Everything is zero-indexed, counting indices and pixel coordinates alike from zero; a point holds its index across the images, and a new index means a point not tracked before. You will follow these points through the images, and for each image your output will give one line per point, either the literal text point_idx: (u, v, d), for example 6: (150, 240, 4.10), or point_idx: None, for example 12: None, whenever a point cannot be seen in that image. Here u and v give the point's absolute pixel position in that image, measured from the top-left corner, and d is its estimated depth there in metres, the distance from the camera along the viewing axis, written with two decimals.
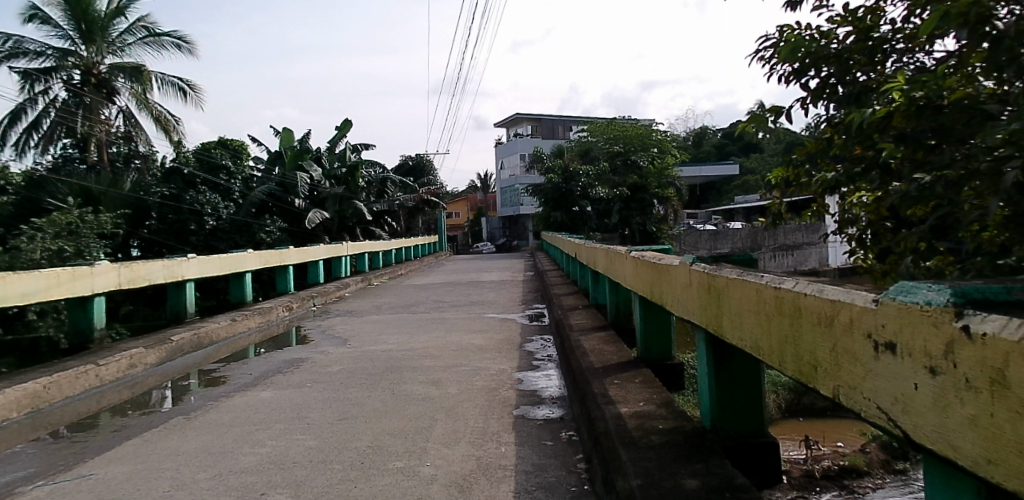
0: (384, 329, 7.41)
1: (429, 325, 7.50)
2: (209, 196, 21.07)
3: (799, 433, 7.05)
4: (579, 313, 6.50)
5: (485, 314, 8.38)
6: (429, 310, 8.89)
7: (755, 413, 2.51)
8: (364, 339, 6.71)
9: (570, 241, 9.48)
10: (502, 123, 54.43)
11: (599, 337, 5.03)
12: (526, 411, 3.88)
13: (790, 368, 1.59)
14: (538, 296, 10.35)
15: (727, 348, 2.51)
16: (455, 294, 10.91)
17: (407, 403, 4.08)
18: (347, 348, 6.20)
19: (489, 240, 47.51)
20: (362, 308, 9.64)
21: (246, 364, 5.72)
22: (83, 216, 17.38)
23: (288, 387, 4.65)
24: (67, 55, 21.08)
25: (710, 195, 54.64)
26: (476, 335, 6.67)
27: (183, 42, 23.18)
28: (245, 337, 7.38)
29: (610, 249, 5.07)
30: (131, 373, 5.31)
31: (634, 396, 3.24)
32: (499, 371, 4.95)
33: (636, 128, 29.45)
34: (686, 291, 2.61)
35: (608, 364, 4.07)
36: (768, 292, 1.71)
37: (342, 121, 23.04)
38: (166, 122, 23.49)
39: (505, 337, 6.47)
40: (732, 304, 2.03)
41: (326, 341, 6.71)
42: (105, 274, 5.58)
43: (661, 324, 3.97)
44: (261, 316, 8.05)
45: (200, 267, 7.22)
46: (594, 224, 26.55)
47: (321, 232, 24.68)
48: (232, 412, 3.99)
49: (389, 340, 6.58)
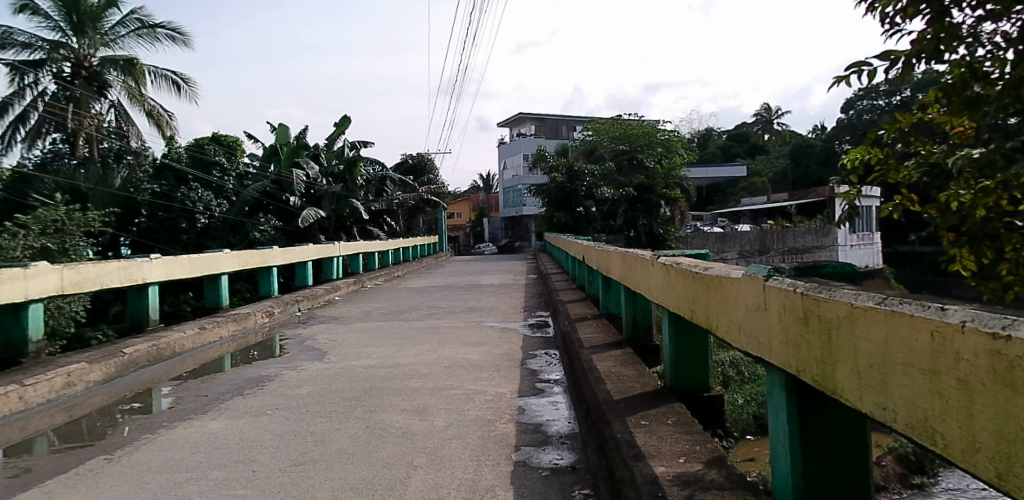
0: (370, 339, 6.65)
1: (420, 336, 6.73)
2: (201, 193, 20.50)
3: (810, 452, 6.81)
4: (588, 325, 5.76)
5: (483, 322, 7.63)
6: (422, 317, 8.14)
7: (856, 491, 1.75)
8: (346, 351, 5.95)
9: (577, 242, 8.78)
10: (505, 124, 53.73)
11: (615, 357, 4.26)
12: (529, 455, 3.12)
13: (1018, 486, 0.85)
14: (541, 302, 9.60)
15: (818, 396, 1.76)
16: (452, 299, 10.15)
17: (381, 443, 3.32)
18: (326, 363, 5.44)
19: (490, 241, 46.71)
20: (350, 314, 8.88)
21: (206, 383, 4.95)
22: (70, 213, 16.57)
23: (243, 416, 3.90)
24: (58, 47, 20.37)
25: (716, 198, 53.84)
26: (471, 348, 5.91)
27: (177, 34, 22.52)
28: (216, 347, 6.63)
29: (629, 252, 4.32)
30: (69, 394, 4.56)
31: (670, 447, 2.47)
32: (496, 397, 4.19)
33: (642, 127, 28.72)
34: (755, 315, 1.87)
35: (630, 395, 3.31)
36: (951, 335, 0.98)
37: (340, 117, 22.30)
38: (159, 117, 22.78)
39: (504, 351, 5.72)
40: (862, 344, 1.27)
41: (303, 354, 5.94)
42: (43, 277, 4.85)
43: (694, 347, 3.24)
44: (237, 322, 7.31)
45: (165, 268, 6.49)
46: (599, 225, 25.77)
47: (316, 232, 23.91)
48: (164, 453, 3.24)
49: (374, 353, 5.82)
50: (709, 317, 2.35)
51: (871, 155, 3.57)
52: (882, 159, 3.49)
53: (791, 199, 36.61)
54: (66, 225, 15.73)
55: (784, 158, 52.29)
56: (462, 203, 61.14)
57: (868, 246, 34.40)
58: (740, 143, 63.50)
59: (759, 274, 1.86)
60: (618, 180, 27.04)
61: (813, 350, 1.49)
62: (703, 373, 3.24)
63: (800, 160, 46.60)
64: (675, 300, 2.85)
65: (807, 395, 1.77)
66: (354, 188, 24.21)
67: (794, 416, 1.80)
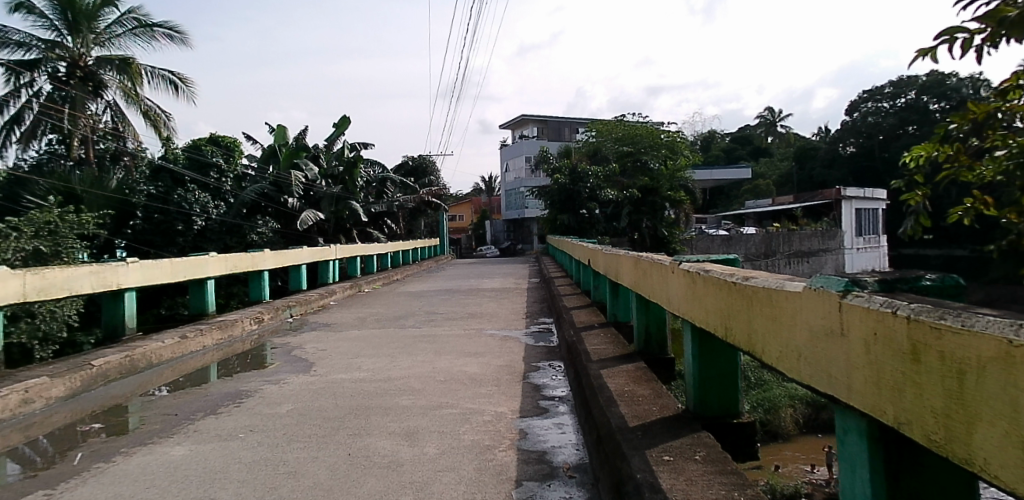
0: (363, 348, 6.24)
1: (416, 344, 6.32)
2: (198, 195, 20.10)
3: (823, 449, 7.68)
4: (595, 335, 5.35)
5: (483, 330, 7.22)
6: (419, 324, 7.73)
7: None
8: (336, 362, 5.55)
9: (582, 245, 8.37)
10: (507, 125, 53.35)
11: (626, 373, 3.84)
12: (533, 492, 2.70)
13: None
14: (544, 307, 9.19)
15: (912, 448, 1.34)
16: (451, 304, 9.74)
17: (364, 475, 2.90)
18: (312, 376, 5.04)
19: (492, 243, 46.30)
20: (344, 320, 8.46)
21: (180, 399, 4.54)
22: (63, 215, 16.18)
23: (212, 441, 3.49)
24: (54, 47, 20.00)
25: (719, 200, 53.45)
26: (471, 359, 5.50)
27: (175, 33, 22.14)
28: (198, 357, 6.21)
29: (642, 257, 3.90)
30: (26, 412, 4.13)
31: (703, 493, 2.05)
32: (496, 417, 3.77)
33: (646, 128, 28.29)
34: (824, 344, 1.46)
35: (648, 421, 2.90)
36: None
37: (340, 118, 21.90)
38: (156, 117, 22.42)
39: (505, 363, 5.31)
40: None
41: (290, 365, 5.54)
42: (4, 282, 4.44)
43: (721, 366, 2.84)
44: (222, 330, 6.90)
45: (142, 273, 6.08)
46: (603, 228, 25.41)
47: (315, 234, 23.53)
48: (114, 488, 2.83)
49: (366, 364, 5.41)
50: (751, 337, 1.95)
51: (940, 151, 3.52)
52: (952, 156, 3.48)
53: (796, 202, 36.24)
54: (58, 227, 15.34)
55: (788, 160, 51.85)
56: (464, 205, 60.60)
57: (874, 250, 34.04)
58: (743, 145, 62.97)
59: (832, 288, 1.43)
60: (621, 182, 26.69)
61: (929, 397, 1.08)
62: (731, 396, 2.84)
63: (804, 162, 46.19)
64: (703, 312, 2.45)
65: (898, 447, 1.36)
66: (354, 190, 23.81)
67: (878, 474, 1.38)
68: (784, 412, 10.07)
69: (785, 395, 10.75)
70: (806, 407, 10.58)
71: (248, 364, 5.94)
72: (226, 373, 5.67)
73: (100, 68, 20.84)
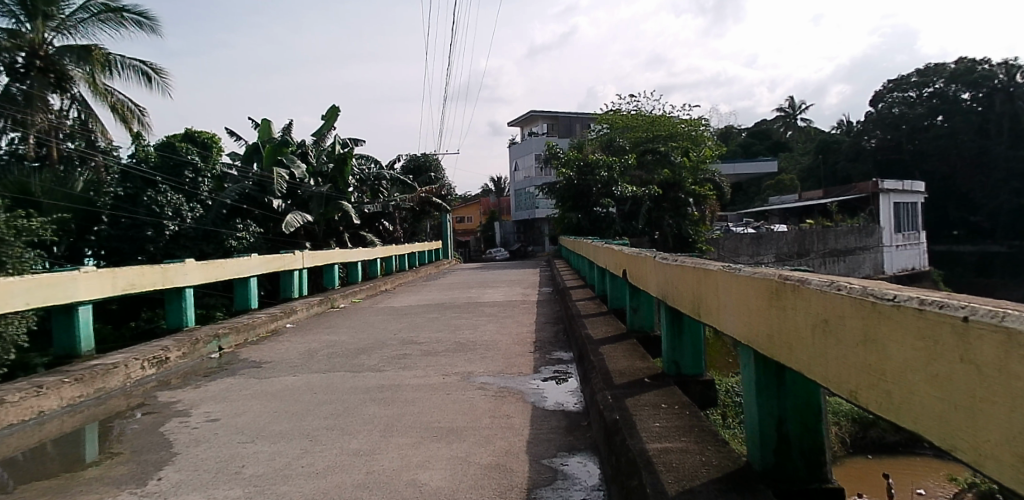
0: (278, 414, 3.96)
1: (361, 408, 4.02)
2: (171, 196, 17.99)
3: (887, 469, 7.53)
4: (651, 408, 3.02)
5: (474, 376, 4.90)
6: (385, 364, 5.46)
7: None
8: (216, 455, 3.29)
9: (611, 251, 6.11)
10: (516, 123, 51.05)
11: None
12: None
13: None
14: (560, 331, 6.90)
15: None
16: (436, 327, 7.50)
17: None
18: (156, 495, 2.79)
19: (501, 246, 43.78)
20: (286, 355, 6.22)
21: None
22: (11, 220, 14.04)
23: None
24: (11, 35, 17.81)
25: (738, 198, 51.04)
26: (436, 449, 3.20)
27: (146, 20, 20.05)
28: (31, 429, 4.00)
29: (810, 283, 1.59)
30: None
31: None
32: None
33: (663, 117, 26.07)
34: None
35: None
36: None
37: (328, 108, 19.61)
38: (126, 112, 20.55)
39: (497, 461, 3.03)
40: None
41: (149, 459, 3.29)
42: None
43: None
44: (86, 383, 4.65)
45: None
46: (619, 228, 23.15)
47: (303, 238, 21.33)
48: None
49: (264, 461, 3.14)
50: None
51: None
52: None
53: (827, 197, 33.73)
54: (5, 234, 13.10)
55: (809, 154, 49.08)
56: (473, 208, 57.49)
57: (914, 246, 31.25)
58: (760, 141, 59.89)
59: None
60: (639, 176, 24.52)
61: None
62: None
63: (828, 156, 43.52)
64: None
65: None
66: (345, 190, 21.61)
67: None
68: (832, 433, 8.04)
69: (831, 413, 8.67)
70: (856, 427, 8.54)
71: (104, 440, 3.74)
72: (91, 455, 3.46)
73: (63, 58, 18.58)
